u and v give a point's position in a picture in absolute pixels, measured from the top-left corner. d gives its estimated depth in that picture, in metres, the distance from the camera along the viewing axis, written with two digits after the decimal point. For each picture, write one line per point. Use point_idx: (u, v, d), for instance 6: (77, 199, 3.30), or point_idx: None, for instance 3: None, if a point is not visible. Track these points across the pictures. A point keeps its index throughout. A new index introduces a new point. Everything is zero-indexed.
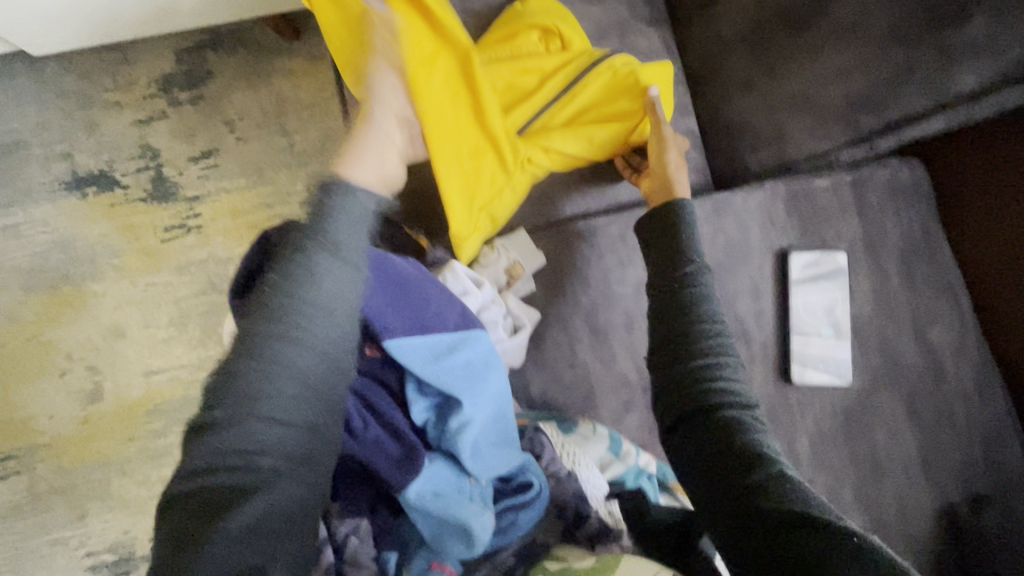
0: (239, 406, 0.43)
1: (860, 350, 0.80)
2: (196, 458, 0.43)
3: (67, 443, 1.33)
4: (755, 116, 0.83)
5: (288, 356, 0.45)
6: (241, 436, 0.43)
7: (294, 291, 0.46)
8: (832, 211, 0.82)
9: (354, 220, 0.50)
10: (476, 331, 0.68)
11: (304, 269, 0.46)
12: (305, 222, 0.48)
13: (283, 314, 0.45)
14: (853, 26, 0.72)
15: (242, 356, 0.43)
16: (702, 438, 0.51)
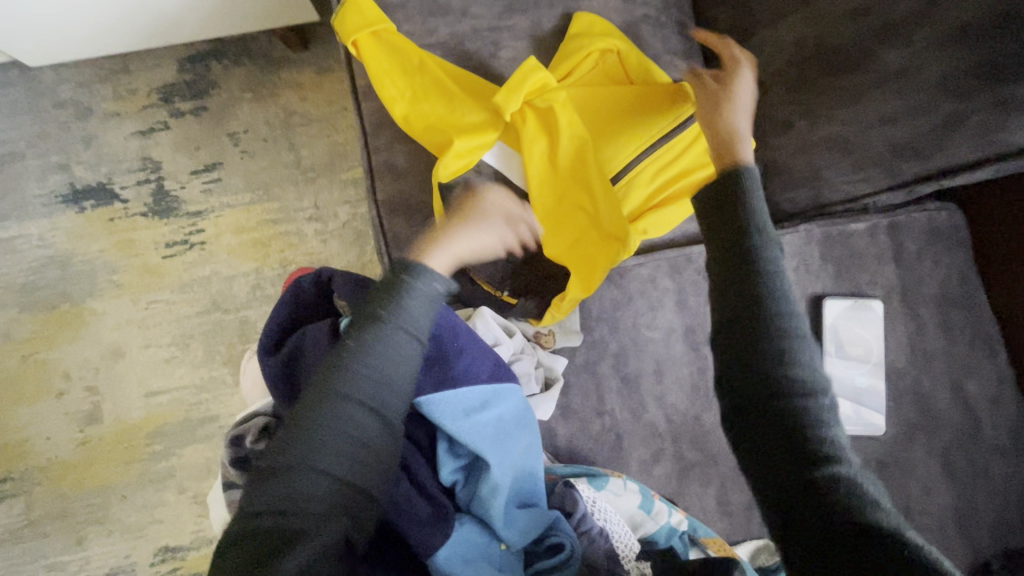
0: (298, 457, 0.52)
1: (893, 401, 0.78)
2: (253, 505, 0.51)
3: (65, 466, 1.29)
4: (791, 157, 0.80)
5: (351, 415, 0.54)
6: (297, 488, 0.51)
7: (362, 358, 0.55)
8: (868, 256, 0.80)
9: (422, 300, 0.59)
10: (510, 387, 0.66)
11: (376, 337, 0.56)
12: (382, 289, 0.59)
13: (360, 379, 0.54)
14: (899, 72, 0.68)
15: (314, 411, 0.53)
16: (764, 427, 0.48)
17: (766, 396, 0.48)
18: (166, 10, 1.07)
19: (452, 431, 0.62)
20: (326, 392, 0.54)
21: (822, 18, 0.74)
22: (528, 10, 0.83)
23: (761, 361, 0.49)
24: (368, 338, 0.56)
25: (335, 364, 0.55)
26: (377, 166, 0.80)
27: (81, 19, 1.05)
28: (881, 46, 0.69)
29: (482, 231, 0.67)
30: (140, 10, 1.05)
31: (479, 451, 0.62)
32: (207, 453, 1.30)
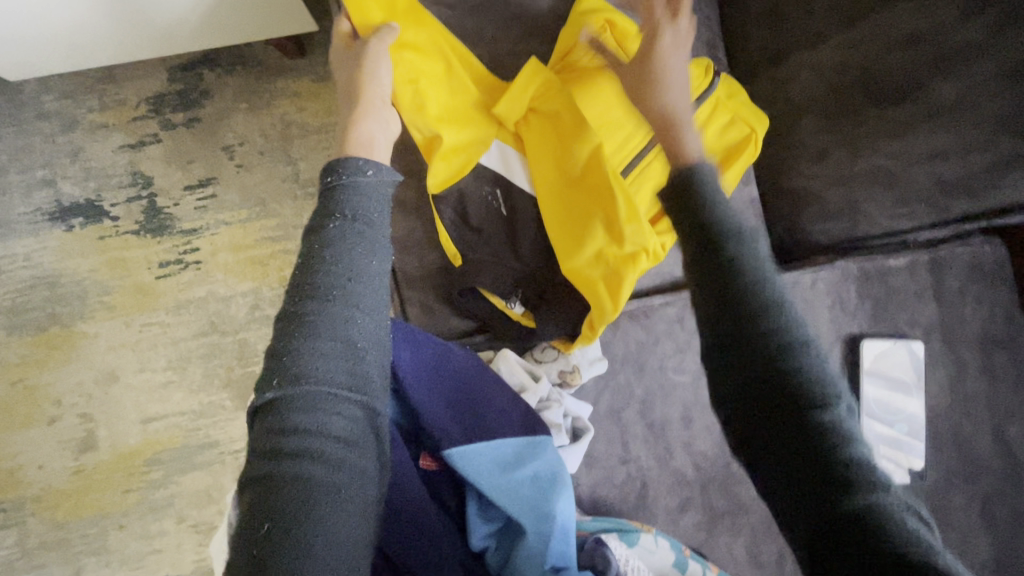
0: (298, 400, 0.45)
1: (933, 447, 0.74)
2: (260, 446, 0.45)
3: (59, 495, 1.24)
4: (826, 188, 0.76)
5: (340, 329, 0.47)
6: (299, 418, 0.44)
7: (336, 274, 0.48)
8: (907, 294, 0.76)
9: (376, 200, 0.53)
10: (544, 439, 0.62)
11: (342, 239, 0.50)
12: (343, 198, 0.52)
13: (331, 291, 0.48)
14: (955, 105, 0.63)
15: (297, 335, 0.46)
16: (777, 452, 0.41)
17: (771, 414, 0.41)
18: (159, 23, 1.00)
19: (486, 489, 0.58)
20: (310, 325, 0.47)
21: (864, 44, 0.69)
22: (548, 32, 0.77)
23: (764, 376, 0.42)
24: (335, 255, 0.49)
25: (306, 290, 0.48)
26: None
27: (68, 31, 0.98)
28: (932, 77, 0.64)
29: (371, 66, 0.64)
30: (133, 23, 0.99)
31: (515, 514, 0.58)
32: (207, 480, 1.25)
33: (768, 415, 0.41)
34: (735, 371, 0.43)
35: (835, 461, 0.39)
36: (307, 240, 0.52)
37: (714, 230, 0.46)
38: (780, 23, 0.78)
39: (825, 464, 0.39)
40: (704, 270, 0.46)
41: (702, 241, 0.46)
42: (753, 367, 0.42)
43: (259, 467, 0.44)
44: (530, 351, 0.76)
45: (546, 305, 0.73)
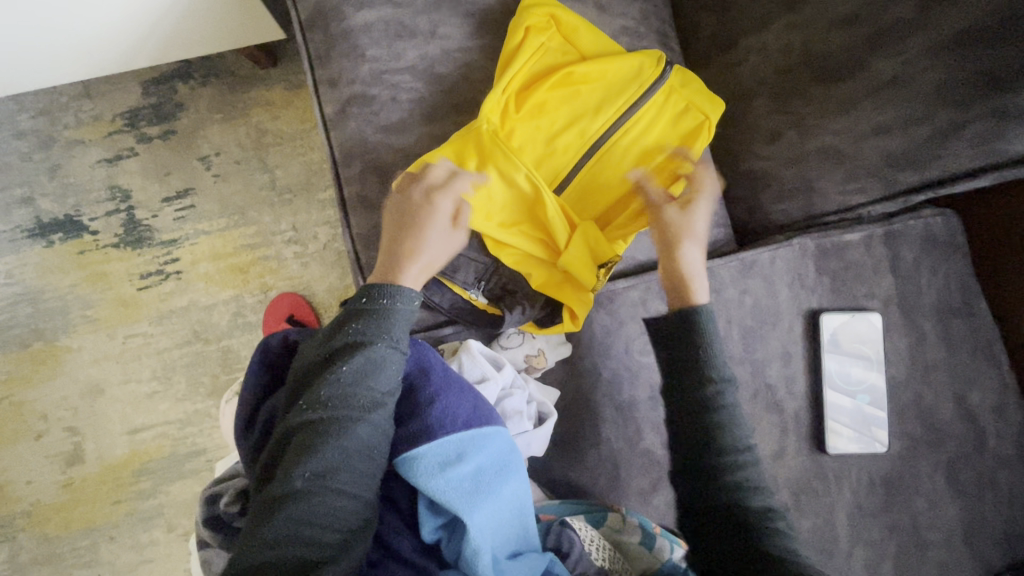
0: (315, 458, 0.52)
1: (897, 416, 0.76)
2: (269, 530, 0.49)
3: (49, 510, 1.24)
4: (781, 167, 0.78)
5: (359, 435, 0.54)
6: (316, 512, 0.50)
7: (365, 389, 0.56)
8: (865, 267, 0.77)
9: (406, 318, 0.61)
10: (489, 430, 0.62)
11: (373, 357, 0.57)
12: (373, 315, 0.59)
13: (359, 402, 0.55)
14: (893, 81, 0.66)
15: (323, 435, 0.53)
16: (720, 546, 0.55)
17: (715, 516, 0.55)
18: (140, 38, 1.03)
19: (427, 489, 0.58)
20: (334, 427, 0.53)
21: (807, 25, 0.72)
22: (501, 29, 0.76)
23: (706, 459, 0.56)
24: (368, 371, 0.56)
25: (334, 395, 0.55)
26: (349, 200, 0.74)
27: (52, 50, 1.00)
28: (872, 54, 0.67)
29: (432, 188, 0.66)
30: (115, 39, 1.01)
31: (457, 510, 0.57)
32: (195, 488, 1.26)
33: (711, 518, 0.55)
34: (692, 481, 0.57)
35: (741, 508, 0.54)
36: (336, 344, 0.58)
37: (699, 377, 0.58)
38: (729, 10, 0.80)
39: (756, 556, 0.52)
40: (680, 407, 0.59)
41: (691, 383, 0.59)
42: (703, 480, 0.56)
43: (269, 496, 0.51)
44: (496, 339, 0.77)
45: (509, 297, 0.75)
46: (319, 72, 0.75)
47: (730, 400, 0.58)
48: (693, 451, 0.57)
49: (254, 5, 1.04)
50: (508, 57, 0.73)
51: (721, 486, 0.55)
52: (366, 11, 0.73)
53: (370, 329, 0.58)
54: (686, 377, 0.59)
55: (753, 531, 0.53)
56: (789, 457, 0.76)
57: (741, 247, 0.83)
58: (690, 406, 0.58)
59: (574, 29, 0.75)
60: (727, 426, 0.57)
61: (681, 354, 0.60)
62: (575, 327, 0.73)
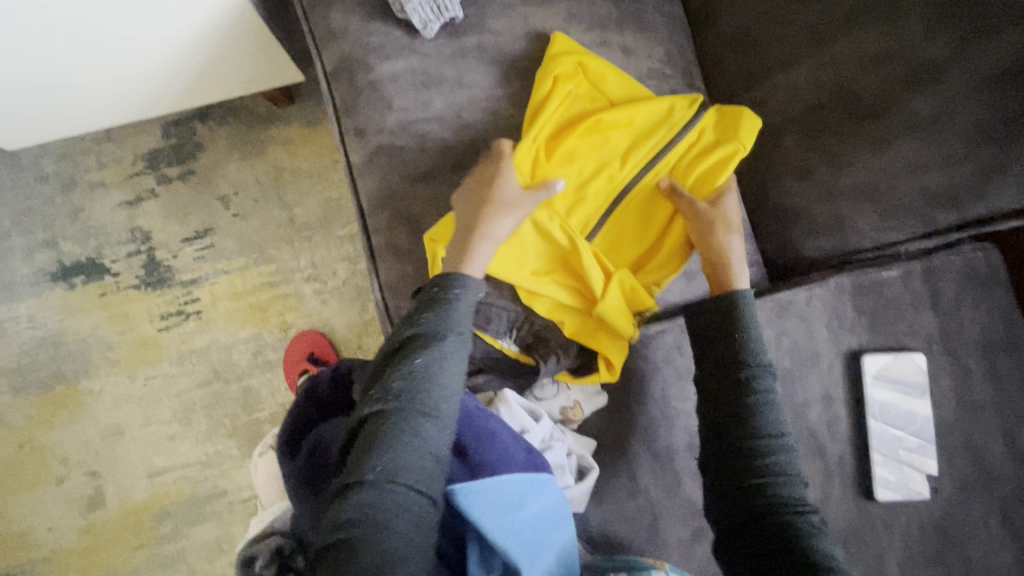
0: (387, 450, 0.52)
1: (946, 458, 0.73)
2: (344, 514, 0.48)
3: (70, 556, 1.23)
4: (812, 204, 0.76)
5: (428, 428, 0.54)
6: (390, 499, 0.49)
7: (430, 383, 0.56)
8: (905, 304, 0.75)
9: (465, 313, 0.61)
10: (546, 477, 0.61)
11: (436, 352, 0.57)
12: (434, 310, 0.60)
13: (425, 397, 0.55)
14: (931, 120, 0.65)
15: (394, 423, 0.53)
16: (746, 538, 0.55)
17: (743, 506, 0.56)
18: (164, 85, 1.04)
19: (489, 530, 0.55)
20: (403, 419, 0.53)
21: (837, 63, 0.71)
22: (526, 74, 0.76)
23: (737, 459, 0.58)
24: (431, 365, 0.57)
25: (401, 387, 0.55)
26: (379, 249, 0.74)
27: (80, 99, 1.02)
28: (906, 93, 0.66)
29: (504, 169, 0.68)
30: (141, 86, 1.03)
31: (518, 562, 0.55)
32: (216, 531, 1.24)
33: (739, 509, 0.56)
34: (721, 469, 0.59)
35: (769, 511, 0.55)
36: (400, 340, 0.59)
37: (731, 357, 0.63)
38: (754, 47, 0.80)
39: (782, 546, 0.52)
40: (714, 394, 0.62)
41: (726, 369, 0.62)
42: (734, 467, 0.58)
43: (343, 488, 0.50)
44: (529, 389, 0.76)
45: (543, 345, 0.72)
46: (345, 122, 0.75)
47: (766, 385, 0.61)
48: (717, 430, 0.61)
49: (275, 49, 1.05)
50: (537, 107, 0.73)
51: (754, 471, 0.57)
52: (392, 62, 0.74)
53: (433, 323, 0.59)
54: (721, 357, 0.64)
55: (783, 522, 0.54)
56: (836, 503, 0.73)
57: (774, 286, 0.81)
58: (723, 392, 0.62)
59: (600, 75, 0.75)
60: (761, 403, 0.60)
61: (718, 339, 0.65)
62: (613, 378, 0.72)
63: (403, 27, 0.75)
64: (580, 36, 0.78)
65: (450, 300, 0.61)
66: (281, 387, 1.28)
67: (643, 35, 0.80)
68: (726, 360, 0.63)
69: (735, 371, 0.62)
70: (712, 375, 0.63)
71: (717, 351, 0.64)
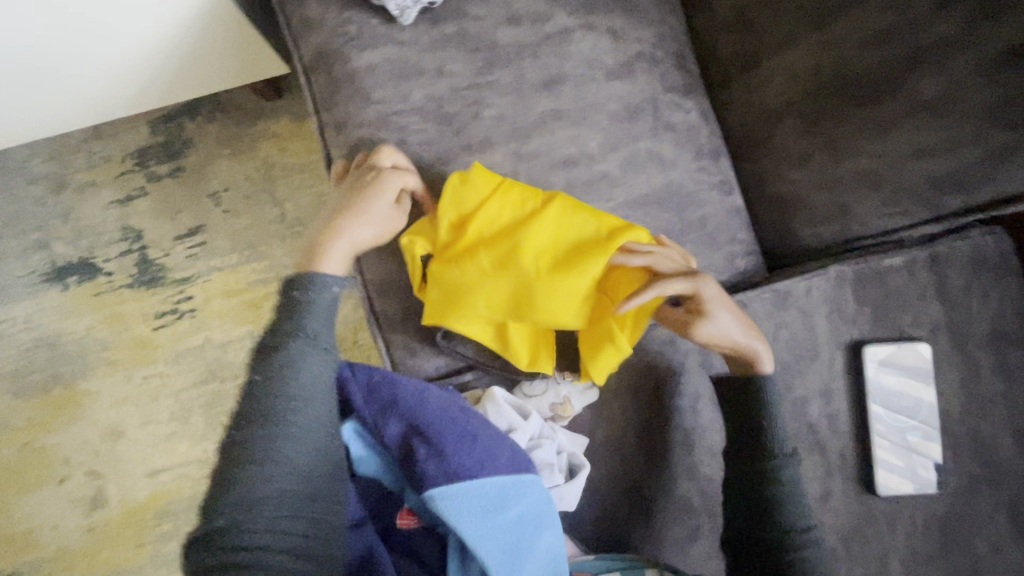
0: (251, 479, 0.52)
1: (951, 453, 0.71)
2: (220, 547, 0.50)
3: (74, 555, 1.24)
4: (813, 192, 0.73)
5: (292, 446, 0.54)
6: (265, 521, 0.51)
7: (289, 400, 0.55)
8: (909, 294, 0.72)
9: (325, 312, 0.60)
10: (530, 479, 0.60)
11: (291, 367, 0.56)
12: (288, 324, 0.58)
13: (284, 414, 0.54)
14: (938, 101, 0.62)
15: (256, 446, 0.53)
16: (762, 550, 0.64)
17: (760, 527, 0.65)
18: (140, 83, 1.02)
19: (468, 534, 0.56)
20: (264, 440, 0.53)
21: (839, 43, 0.68)
22: (509, 62, 0.72)
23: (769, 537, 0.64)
24: (289, 380, 0.56)
25: (257, 411, 0.54)
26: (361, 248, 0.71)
27: (58, 100, 1.00)
28: (910, 74, 0.63)
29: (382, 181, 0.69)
30: (119, 84, 1.00)
31: (494, 565, 0.56)
32: None
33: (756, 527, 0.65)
34: (753, 546, 0.65)
35: None
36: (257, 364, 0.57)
37: (764, 449, 0.66)
38: (751, 28, 0.76)
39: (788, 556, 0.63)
40: (738, 432, 0.68)
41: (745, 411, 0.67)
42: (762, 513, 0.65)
43: (203, 521, 0.51)
44: (518, 385, 0.73)
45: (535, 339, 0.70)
46: (324, 116, 0.73)
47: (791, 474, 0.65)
48: (749, 510, 0.66)
49: (256, 41, 1.02)
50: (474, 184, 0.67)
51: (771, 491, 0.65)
52: (369, 53, 0.71)
53: (290, 335, 0.58)
54: (751, 445, 0.67)
55: None
56: (835, 500, 0.71)
57: (772, 276, 0.78)
58: (751, 479, 0.66)
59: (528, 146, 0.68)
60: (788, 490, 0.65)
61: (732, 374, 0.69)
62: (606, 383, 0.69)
63: (381, 15, 0.72)
64: (566, 20, 0.74)
65: (305, 306, 0.60)
66: None
67: (633, 19, 0.77)
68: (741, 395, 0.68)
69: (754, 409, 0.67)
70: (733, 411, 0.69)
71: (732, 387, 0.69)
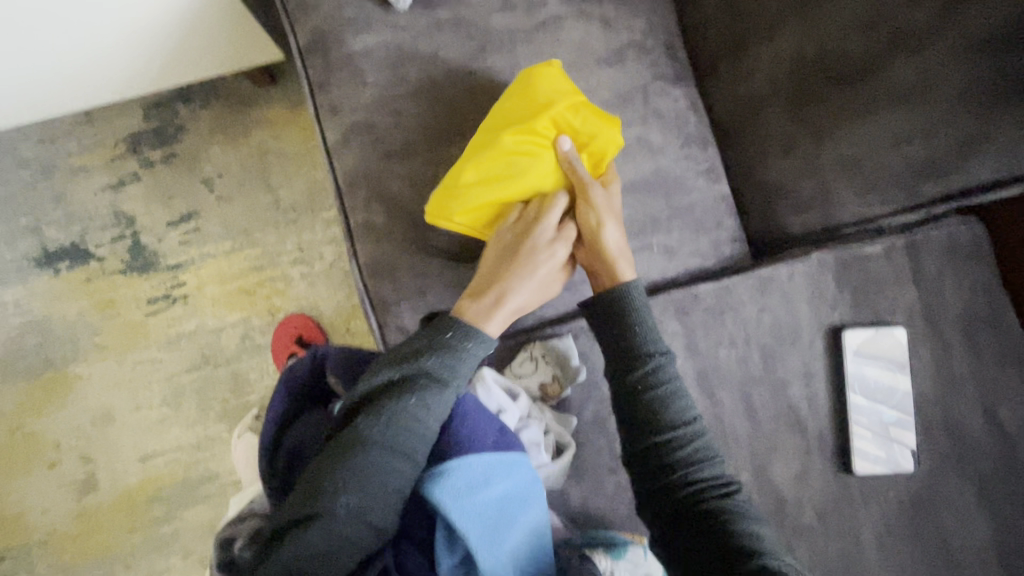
0: (360, 486, 0.52)
1: (925, 433, 0.73)
2: (299, 546, 0.49)
3: (65, 539, 1.24)
4: (794, 179, 0.76)
5: (400, 465, 0.55)
6: (346, 532, 0.50)
7: (420, 427, 0.56)
8: (887, 279, 0.74)
9: (470, 361, 0.61)
10: (516, 457, 0.62)
11: (430, 398, 0.57)
12: (437, 352, 0.60)
13: (409, 434, 0.56)
14: (914, 90, 0.64)
15: (376, 450, 0.54)
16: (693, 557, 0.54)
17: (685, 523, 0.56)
18: (135, 66, 1.02)
19: (450, 511, 0.56)
20: (382, 450, 0.54)
21: (821, 33, 0.70)
22: (502, 48, 0.74)
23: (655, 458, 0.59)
24: (428, 407, 0.57)
25: (386, 422, 0.55)
26: (356, 229, 0.73)
27: (52, 82, 1.00)
28: (887, 63, 0.65)
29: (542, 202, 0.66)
30: (113, 67, 1.00)
31: (473, 540, 0.56)
32: (209, 514, 1.25)
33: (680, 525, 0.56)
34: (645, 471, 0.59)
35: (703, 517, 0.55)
36: (395, 373, 0.59)
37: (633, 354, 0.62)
38: (737, 19, 0.78)
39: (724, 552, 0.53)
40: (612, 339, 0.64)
41: (618, 343, 0.63)
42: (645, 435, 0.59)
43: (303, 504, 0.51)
44: (508, 366, 0.75)
45: None
46: (319, 99, 0.74)
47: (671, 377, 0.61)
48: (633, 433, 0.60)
49: (252, 27, 1.02)
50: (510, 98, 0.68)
51: (672, 474, 0.57)
52: (365, 37, 0.72)
53: (433, 365, 0.59)
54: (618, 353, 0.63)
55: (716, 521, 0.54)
56: (814, 478, 0.74)
57: (757, 262, 0.80)
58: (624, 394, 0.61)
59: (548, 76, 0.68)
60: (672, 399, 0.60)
61: (613, 348, 0.63)
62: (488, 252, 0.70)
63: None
64: (559, 8, 0.76)
65: (455, 343, 0.61)
66: (270, 371, 1.29)
67: (625, 8, 0.78)
68: (625, 369, 0.61)
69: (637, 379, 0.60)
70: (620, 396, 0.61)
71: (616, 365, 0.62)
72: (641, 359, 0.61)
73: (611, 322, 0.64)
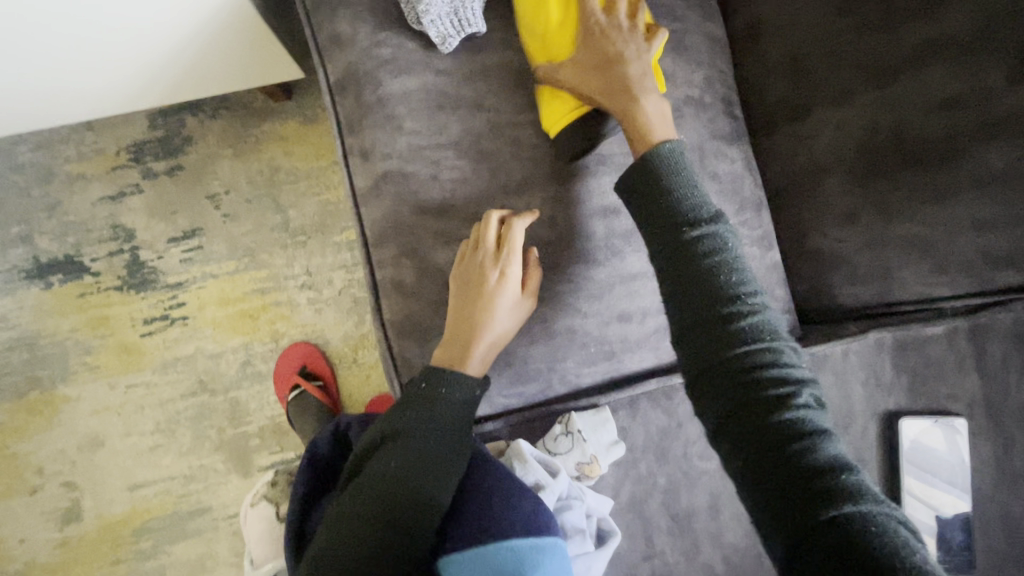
0: (356, 539, 0.53)
1: (982, 532, 0.68)
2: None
3: (44, 571, 1.17)
4: (854, 253, 0.71)
5: (398, 519, 0.54)
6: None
7: (412, 478, 0.56)
8: (947, 365, 0.69)
9: (458, 409, 0.60)
10: (548, 545, 0.56)
11: (419, 450, 0.57)
12: (422, 406, 0.59)
13: (400, 485, 0.55)
14: (1001, 177, 0.59)
15: (369, 506, 0.54)
16: (807, 562, 0.40)
17: (794, 510, 0.42)
18: (145, 80, 0.95)
19: None
20: (374, 505, 0.54)
21: (901, 105, 0.65)
22: None
23: (742, 396, 0.47)
24: (414, 458, 0.57)
25: (380, 479, 0.55)
26: (382, 285, 0.67)
27: (53, 94, 0.93)
28: (974, 143, 0.60)
29: (511, 244, 0.62)
30: (121, 80, 0.94)
31: None
32: (200, 549, 1.18)
33: (786, 514, 0.42)
34: (737, 424, 0.47)
35: (812, 481, 0.42)
36: (383, 433, 0.59)
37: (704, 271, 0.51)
38: (803, 76, 0.73)
39: (857, 559, 0.38)
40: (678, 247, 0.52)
41: (686, 261, 0.52)
42: (729, 371, 0.48)
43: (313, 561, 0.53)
44: (543, 439, 0.69)
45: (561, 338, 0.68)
46: (350, 142, 0.68)
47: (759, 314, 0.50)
48: (713, 369, 0.49)
49: (272, 46, 0.96)
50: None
51: (773, 422, 0.45)
52: (403, 78, 0.66)
53: (421, 419, 0.59)
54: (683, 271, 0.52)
55: (830, 488, 0.41)
56: None
57: (805, 337, 0.77)
58: (699, 322, 0.50)
59: None
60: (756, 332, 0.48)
61: (689, 282, 0.51)
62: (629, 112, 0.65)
63: (419, 39, 0.67)
64: None
65: (441, 395, 0.60)
66: (270, 401, 1.22)
67: (682, 60, 0.74)
68: (708, 313, 0.50)
69: (725, 321, 0.49)
70: (697, 344, 0.50)
71: (694, 307, 0.50)
72: (728, 302, 0.50)
73: (681, 249, 0.52)
